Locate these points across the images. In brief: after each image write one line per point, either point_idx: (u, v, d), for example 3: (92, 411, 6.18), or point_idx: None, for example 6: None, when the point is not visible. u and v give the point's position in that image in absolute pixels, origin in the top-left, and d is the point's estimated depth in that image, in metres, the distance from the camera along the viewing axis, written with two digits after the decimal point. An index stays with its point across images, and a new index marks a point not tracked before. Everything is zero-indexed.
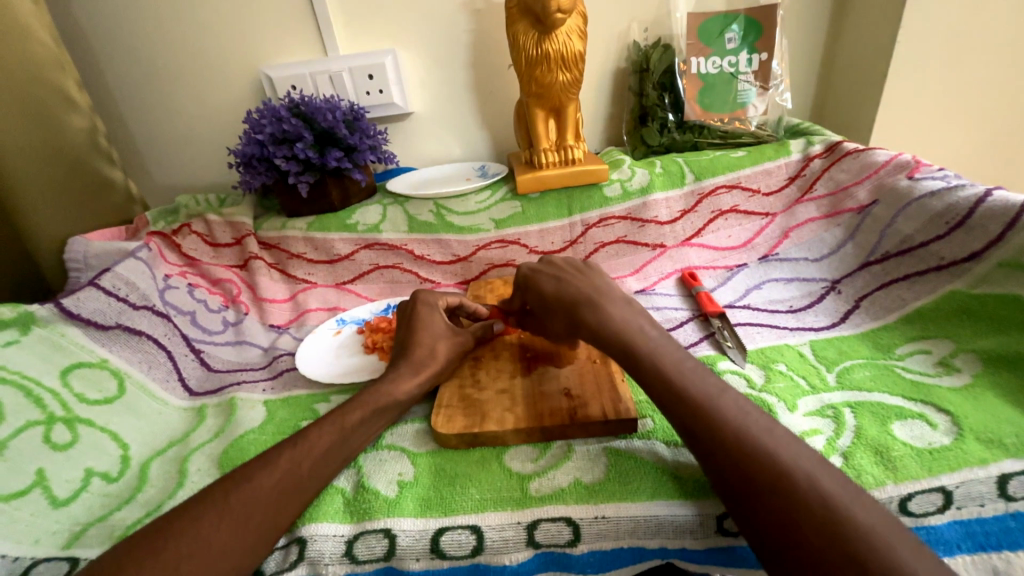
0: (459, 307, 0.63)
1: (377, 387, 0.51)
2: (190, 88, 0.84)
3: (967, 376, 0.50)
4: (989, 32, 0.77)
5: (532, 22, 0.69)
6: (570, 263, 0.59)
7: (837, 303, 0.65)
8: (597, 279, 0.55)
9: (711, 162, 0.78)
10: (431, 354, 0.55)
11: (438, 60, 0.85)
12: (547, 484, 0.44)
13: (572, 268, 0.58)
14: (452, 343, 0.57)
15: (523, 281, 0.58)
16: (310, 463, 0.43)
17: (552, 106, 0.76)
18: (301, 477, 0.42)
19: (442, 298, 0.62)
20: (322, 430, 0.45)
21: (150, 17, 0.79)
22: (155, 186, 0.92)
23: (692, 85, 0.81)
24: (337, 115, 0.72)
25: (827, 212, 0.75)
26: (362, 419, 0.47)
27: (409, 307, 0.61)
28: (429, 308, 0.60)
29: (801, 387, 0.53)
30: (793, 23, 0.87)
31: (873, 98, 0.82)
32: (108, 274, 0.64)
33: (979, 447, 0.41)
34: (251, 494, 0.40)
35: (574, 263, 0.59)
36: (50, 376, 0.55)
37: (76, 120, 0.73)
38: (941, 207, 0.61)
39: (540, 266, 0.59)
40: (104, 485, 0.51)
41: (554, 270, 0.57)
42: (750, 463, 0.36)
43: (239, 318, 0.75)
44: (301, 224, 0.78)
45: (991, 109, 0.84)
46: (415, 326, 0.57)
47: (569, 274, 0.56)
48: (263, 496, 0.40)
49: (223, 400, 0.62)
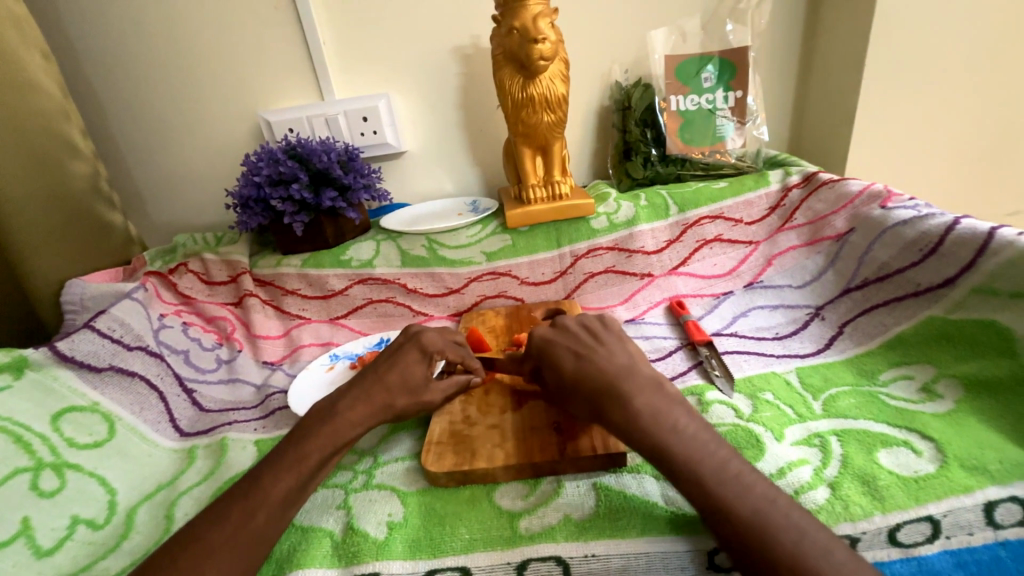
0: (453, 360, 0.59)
1: (358, 410, 0.48)
2: (191, 133, 0.88)
3: (950, 402, 0.50)
4: (949, 69, 0.82)
5: (517, 68, 0.72)
6: (587, 328, 0.51)
7: (822, 329, 0.67)
8: (617, 351, 0.48)
9: (695, 194, 0.80)
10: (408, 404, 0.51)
11: (430, 102, 0.89)
12: (537, 522, 0.44)
13: (588, 335, 0.51)
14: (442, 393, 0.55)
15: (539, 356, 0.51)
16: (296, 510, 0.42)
17: (538, 144, 0.79)
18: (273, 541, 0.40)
19: (422, 333, 0.58)
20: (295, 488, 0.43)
21: (154, 68, 0.83)
22: (153, 227, 0.94)
23: (673, 121, 0.84)
24: (332, 157, 0.75)
25: (807, 240, 0.77)
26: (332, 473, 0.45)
27: (400, 349, 0.55)
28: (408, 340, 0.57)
29: (788, 416, 0.53)
30: (765, 62, 0.92)
31: (846, 131, 0.86)
32: (103, 316, 0.65)
33: (963, 474, 0.42)
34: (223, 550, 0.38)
35: (589, 329, 0.51)
36: (40, 421, 0.55)
37: (80, 166, 0.76)
38: (914, 235, 0.63)
39: (553, 335, 0.52)
40: (89, 533, 0.50)
41: (572, 341, 0.50)
42: (740, 503, 0.35)
43: (233, 356, 0.76)
44: (296, 261, 0.79)
45: (958, 140, 0.88)
46: (394, 365, 0.53)
47: (588, 347, 0.49)
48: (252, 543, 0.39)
49: (213, 441, 0.62)
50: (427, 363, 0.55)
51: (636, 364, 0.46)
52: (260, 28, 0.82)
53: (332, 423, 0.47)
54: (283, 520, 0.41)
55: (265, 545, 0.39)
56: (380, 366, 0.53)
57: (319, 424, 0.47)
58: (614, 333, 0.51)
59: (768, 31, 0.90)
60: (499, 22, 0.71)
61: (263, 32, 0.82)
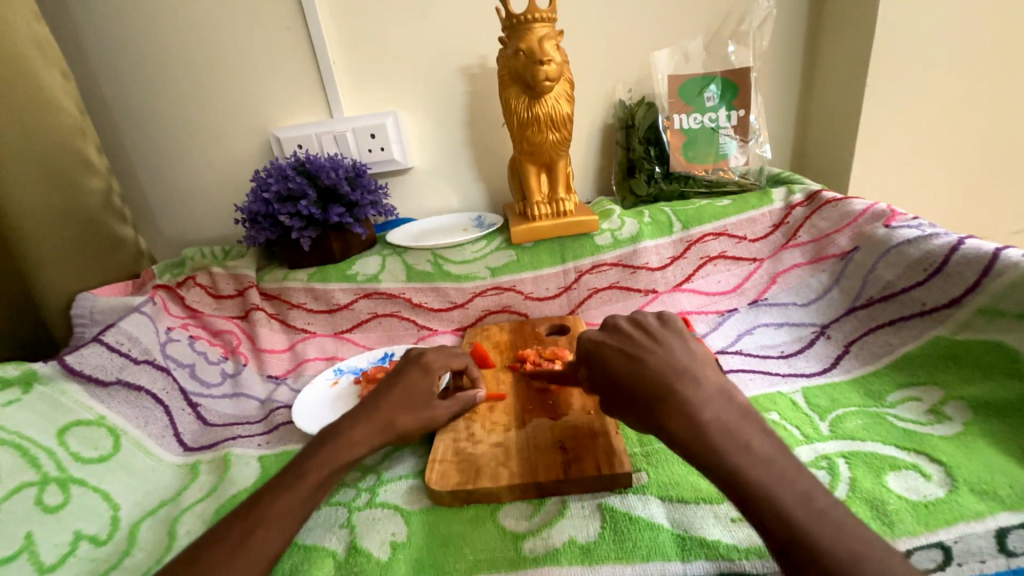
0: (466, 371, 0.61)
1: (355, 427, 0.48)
2: (203, 149, 0.89)
3: (959, 424, 0.50)
4: (949, 90, 0.83)
5: (522, 88, 0.74)
6: (640, 327, 0.49)
7: (827, 348, 0.67)
8: (676, 350, 0.45)
9: (698, 211, 0.81)
10: (410, 422, 0.51)
11: (437, 120, 0.90)
12: (541, 544, 0.44)
13: (643, 336, 0.48)
14: (444, 414, 0.54)
15: (589, 355, 0.50)
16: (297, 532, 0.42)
17: (543, 161, 0.80)
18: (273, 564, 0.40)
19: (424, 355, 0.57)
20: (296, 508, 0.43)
21: (169, 85, 0.85)
22: (162, 240, 0.95)
23: (676, 139, 0.85)
24: (340, 173, 0.77)
25: (812, 258, 0.77)
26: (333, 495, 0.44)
27: (402, 369, 0.55)
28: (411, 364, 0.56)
29: (795, 437, 0.53)
30: (767, 81, 0.94)
31: (848, 150, 0.87)
32: (111, 329, 0.66)
33: (975, 499, 0.41)
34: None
35: (645, 328, 0.49)
36: (47, 434, 0.56)
37: (93, 182, 0.77)
38: (919, 254, 0.63)
39: (604, 337, 0.50)
40: (91, 549, 0.50)
41: (622, 340, 0.48)
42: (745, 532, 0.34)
43: (238, 369, 0.76)
44: (302, 275, 0.80)
45: (960, 159, 0.88)
46: (398, 386, 0.53)
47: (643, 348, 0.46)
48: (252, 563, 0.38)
49: (217, 456, 0.62)
50: (432, 378, 0.55)
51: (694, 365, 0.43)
52: (273, 48, 0.84)
53: (335, 439, 0.46)
54: (285, 538, 0.41)
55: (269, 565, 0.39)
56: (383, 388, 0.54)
57: (323, 445, 0.46)
58: (672, 332, 0.48)
59: (769, 51, 0.91)
60: (505, 44, 0.73)
61: (276, 52, 0.84)
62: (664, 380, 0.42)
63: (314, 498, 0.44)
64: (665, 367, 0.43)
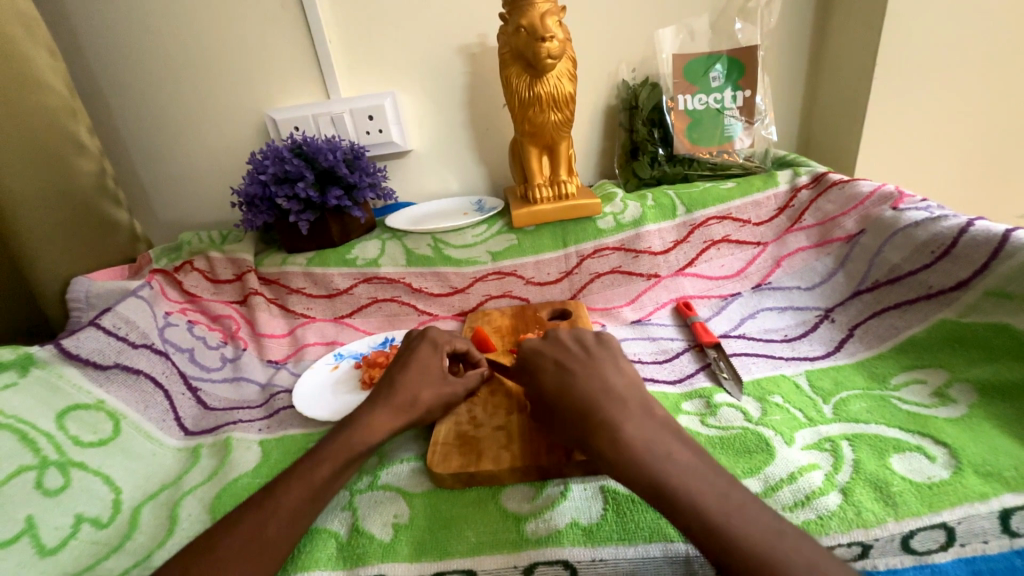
0: (464, 353, 0.61)
1: (353, 426, 0.48)
2: (197, 131, 0.88)
3: (964, 407, 0.50)
4: (962, 68, 0.81)
5: (524, 66, 0.72)
6: (579, 343, 0.52)
7: (832, 331, 0.66)
8: (608, 369, 0.47)
9: (702, 194, 0.79)
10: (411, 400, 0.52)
11: (436, 100, 0.88)
12: (543, 526, 0.44)
13: (580, 350, 0.50)
14: (439, 392, 0.54)
15: (525, 365, 0.52)
16: (297, 517, 0.41)
17: (545, 143, 0.78)
18: (273, 546, 0.40)
19: (448, 341, 0.60)
20: (293, 488, 0.43)
21: (160, 65, 0.83)
22: (159, 225, 0.94)
23: (680, 121, 0.83)
24: (337, 155, 0.75)
25: (817, 241, 0.76)
26: (331, 474, 0.44)
27: (412, 347, 0.58)
28: (432, 346, 0.58)
29: (798, 420, 0.52)
30: (774, 60, 0.91)
31: (855, 132, 0.85)
32: (109, 313, 0.65)
33: (979, 480, 0.41)
34: (221, 564, 0.38)
35: (583, 344, 0.51)
36: (46, 419, 0.55)
37: (85, 164, 0.76)
38: (926, 236, 0.63)
39: (542, 347, 0.53)
40: (93, 532, 0.50)
41: (558, 355, 0.50)
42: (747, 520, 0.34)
43: (237, 354, 0.76)
44: (301, 259, 0.79)
45: (971, 140, 0.86)
46: (409, 366, 0.55)
47: (576, 363, 0.49)
48: (250, 555, 0.39)
49: (218, 440, 0.61)
50: (441, 356, 0.57)
51: (630, 390, 0.44)
52: (266, 26, 0.82)
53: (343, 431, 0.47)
54: (285, 521, 0.41)
55: (273, 547, 0.40)
56: (394, 367, 0.56)
57: (344, 437, 0.47)
58: (606, 349, 0.51)
59: (777, 29, 0.89)
60: (506, 20, 0.71)
61: (269, 30, 0.82)
62: (590, 399, 0.44)
63: (314, 480, 0.43)
64: (597, 386, 0.45)
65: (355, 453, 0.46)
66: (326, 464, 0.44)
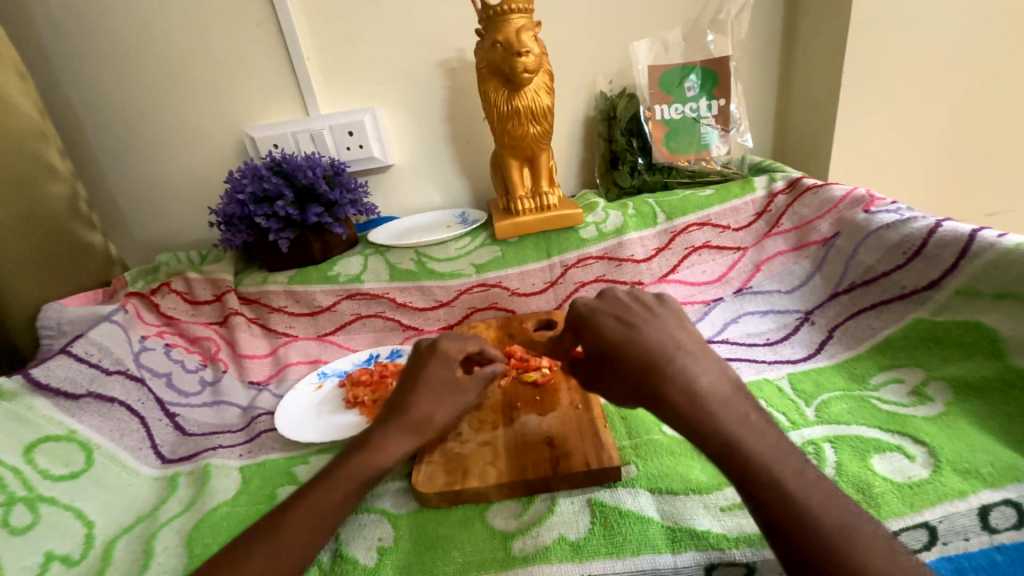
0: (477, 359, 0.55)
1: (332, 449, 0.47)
2: (174, 152, 0.87)
3: (940, 405, 0.51)
4: (924, 75, 0.84)
5: (501, 80, 0.73)
6: (638, 299, 0.47)
7: (812, 333, 0.67)
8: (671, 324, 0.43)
9: (681, 202, 0.80)
10: None
11: (417, 116, 0.89)
12: (531, 543, 0.43)
13: (642, 309, 0.45)
14: None
15: (579, 323, 0.47)
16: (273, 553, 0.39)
17: (525, 155, 0.79)
18: None
19: (460, 349, 0.52)
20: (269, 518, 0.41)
21: (135, 87, 0.82)
22: (135, 246, 0.92)
23: (658, 130, 0.85)
24: (317, 172, 0.75)
25: (794, 245, 0.77)
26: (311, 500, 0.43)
27: (420, 362, 0.51)
28: (441, 360, 0.51)
29: (782, 424, 0.53)
30: (747, 70, 0.94)
31: (827, 137, 0.88)
32: (80, 340, 0.63)
33: (957, 478, 0.42)
34: None
35: (642, 299, 0.46)
36: (13, 453, 0.53)
37: (57, 188, 0.75)
38: (898, 237, 0.64)
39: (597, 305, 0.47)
40: (65, 569, 0.48)
41: (619, 310, 0.45)
42: None
43: (217, 376, 0.74)
44: (282, 278, 0.78)
45: (936, 142, 0.89)
46: (422, 382, 0.49)
47: (640, 320, 0.44)
48: None
49: (196, 468, 0.60)
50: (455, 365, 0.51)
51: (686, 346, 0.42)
52: (243, 46, 0.82)
53: None
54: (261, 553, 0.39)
55: None
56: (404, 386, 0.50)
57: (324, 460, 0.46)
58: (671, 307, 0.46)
59: (748, 41, 0.92)
60: (482, 36, 0.72)
61: (246, 50, 0.82)
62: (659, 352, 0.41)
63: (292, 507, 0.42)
64: (660, 345, 0.41)
65: (353, 470, 0.44)
66: (304, 489, 0.43)
